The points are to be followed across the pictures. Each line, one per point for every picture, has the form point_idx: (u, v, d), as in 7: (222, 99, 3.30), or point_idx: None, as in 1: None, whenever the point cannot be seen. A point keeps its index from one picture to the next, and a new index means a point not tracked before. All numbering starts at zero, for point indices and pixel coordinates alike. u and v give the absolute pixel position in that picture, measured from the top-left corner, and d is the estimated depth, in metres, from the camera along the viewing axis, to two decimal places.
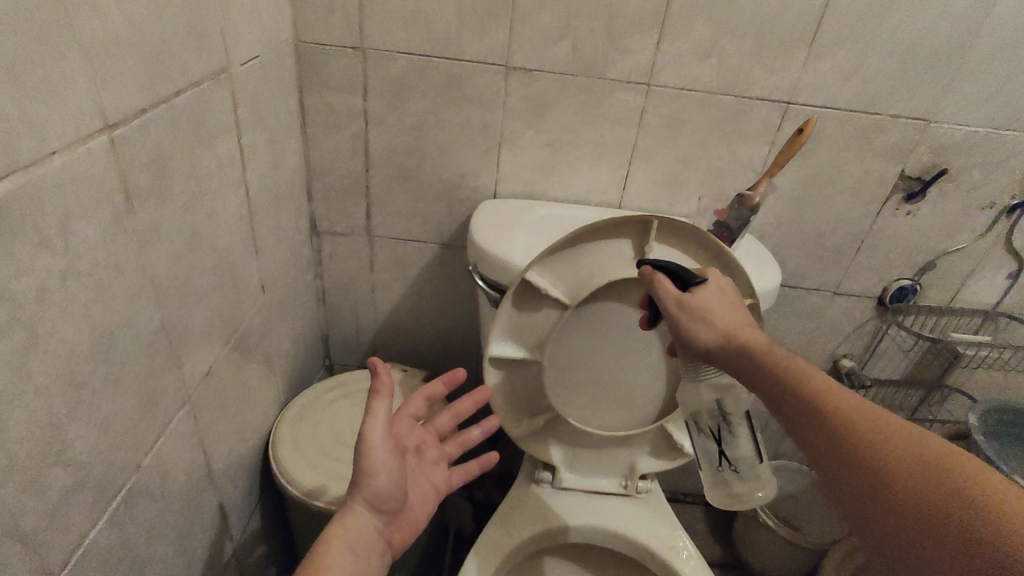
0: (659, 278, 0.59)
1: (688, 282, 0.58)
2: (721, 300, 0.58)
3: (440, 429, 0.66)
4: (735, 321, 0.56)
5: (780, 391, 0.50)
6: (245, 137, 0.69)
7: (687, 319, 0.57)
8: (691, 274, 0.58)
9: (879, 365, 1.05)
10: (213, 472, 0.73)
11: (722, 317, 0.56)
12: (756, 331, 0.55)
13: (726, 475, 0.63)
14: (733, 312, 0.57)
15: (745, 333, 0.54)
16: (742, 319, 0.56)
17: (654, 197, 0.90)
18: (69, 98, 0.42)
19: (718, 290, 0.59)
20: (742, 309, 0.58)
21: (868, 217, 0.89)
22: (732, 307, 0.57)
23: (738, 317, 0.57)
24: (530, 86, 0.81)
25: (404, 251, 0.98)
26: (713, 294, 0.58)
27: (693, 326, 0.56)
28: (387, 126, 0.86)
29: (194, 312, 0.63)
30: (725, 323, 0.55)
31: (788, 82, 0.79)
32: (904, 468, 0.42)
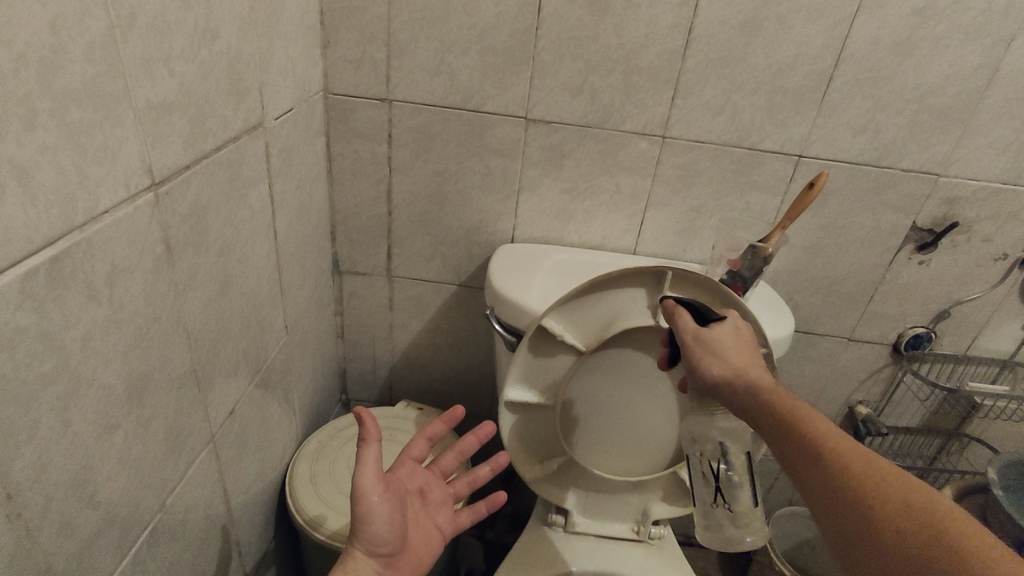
0: (678, 312, 0.62)
1: (706, 319, 0.60)
2: (735, 340, 0.60)
3: (445, 469, 0.66)
4: (745, 359, 0.58)
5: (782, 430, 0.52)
6: (275, 184, 0.73)
7: (700, 351, 0.59)
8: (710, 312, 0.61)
9: (895, 413, 1.05)
10: (231, 510, 0.74)
11: (733, 354, 0.58)
12: (763, 373, 0.57)
13: (720, 514, 0.63)
14: (744, 353, 0.59)
15: (754, 372, 0.56)
16: (753, 360, 0.58)
17: (668, 243, 0.92)
18: (123, 160, 0.45)
19: (734, 330, 0.61)
20: (754, 352, 0.60)
21: (881, 266, 0.90)
22: (744, 348, 0.59)
23: (748, 357, 0.59)
24: (548, 136, 0.84)
25: (422, 291, 1.00)
26: (729, 333, 0.60)
27: (704, 358, 0.58)
28: (410, 172, 0.89)
29: (222, 353, 0.65)
30: (736, 360, 0.57)
31: (800, 135, 0.81)
32: (894, 511, 0.44)
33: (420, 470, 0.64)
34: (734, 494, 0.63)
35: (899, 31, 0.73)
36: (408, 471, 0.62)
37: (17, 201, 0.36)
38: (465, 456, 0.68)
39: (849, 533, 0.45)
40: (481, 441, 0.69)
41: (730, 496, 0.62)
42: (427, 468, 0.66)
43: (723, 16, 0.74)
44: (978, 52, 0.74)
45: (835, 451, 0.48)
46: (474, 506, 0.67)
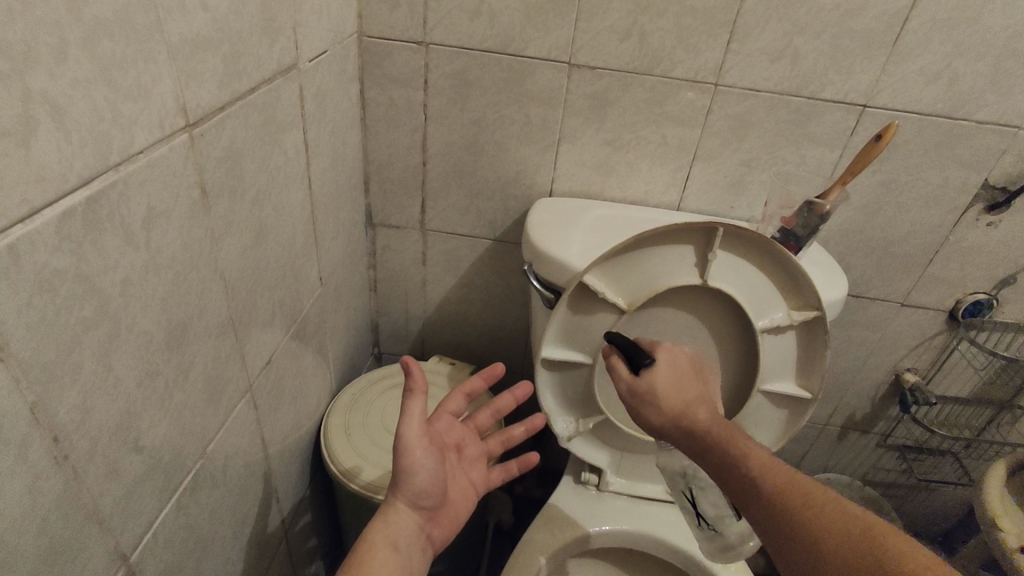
0: (614, 362, 0.64)
1: (637, 365, 0.61)
2: (675, 376, 0.62)
3: (480, 425, 0.65)
4: (684, 400, 0.61)
5: (720, 464, 0.56)
6: (310, 131, 0.70)
7: (638, 403, 0.62)
8: (639, 357, 0.61)
9: (945, 382, 1.00)
10: (269, 458, 0.75)
11: (671, 400, 0.60)
12: (702, 412, 0.59)
13: (708, 531, 0.70)
14: (683, 390, 0.61)
15: (694, 415, 0.59)
16: (694, 398, 0.61)
17: (714, 199, 0.87)
18: (157, 97, 0.43)
19: (671, 368, 0.63)
20: (696, 382, 0.63)
21: (944, 227, 0.85)
22: (683, 385, 0.62)
23: (689, 393, 0.61)
24: (592, 82, 0.80)
25: (455, 245, 0.98)
26: (666, 370, 0.62)
27: (644, 409, 0.61)
28: (446, 121, 0.86)
29: (258, 302, 0.65)
30: (674, 405, 0.60)
31: (866, 83, 0.75)
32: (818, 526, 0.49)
33: (457, 425, 0.63)
34: (710, 514, 0.68)
35: None
36: (446, 425, 0.62)
37: (49, 137, 0.34)
38: (501, 414, 0.67)
39: (783, 547, 0.50)
40: (517, 399, 0.67)
41: (707, 516, 0.69)
42: (462, 423, 0.65)
43: None
44: None
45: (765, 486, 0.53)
46: (506, 465, 0.66)
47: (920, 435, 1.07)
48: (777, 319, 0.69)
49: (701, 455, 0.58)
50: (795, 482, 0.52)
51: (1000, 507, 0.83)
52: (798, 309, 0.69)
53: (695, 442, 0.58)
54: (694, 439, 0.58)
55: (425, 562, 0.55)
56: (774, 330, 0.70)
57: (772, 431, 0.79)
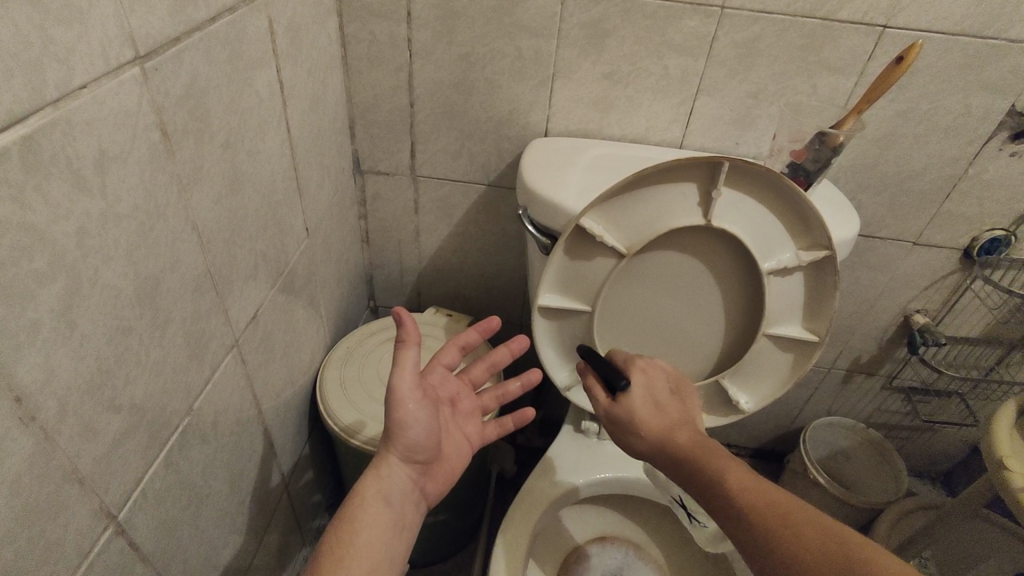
0: (595, 391, 0.66)
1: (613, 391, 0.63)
2: (649, 399, 0.63)
3: (475, 379, 0.63)
4: (661, 421, 0.61)
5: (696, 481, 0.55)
6: (284, 70, 0.65)
7: (618, 428, 0.63)
8: (615, 382, 0.63)
9: (956, 323, 0.98)
10: (264, 414, 0.73)
11: (644, 421, 0.61)
12: (678, 431, 0.59)
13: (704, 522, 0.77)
14: (659, 411, 0.62)
15: (669, 434, 0.59)
16: (669, 417, 0.61)
17: (719, 135, 0.83)
18: (96, 23, 0.38)
19: (646, 391, 0.64)
20: (673, 403, 0.63)
21: (963, 159, 0.80)
22: (660, 408, 0.62)
23: (668, 414, 0.61)
24: (588, 10, 0.74)
25: (449, 192, 0.94)
26: (642, 394, 0.63)
27: (624, 434, 0.62)
28: (433, 58, 0.80)
29: (239, 254, 0.62)
30: (652, 426, 0.60)
31: (886, 1, 0.69)
32: (801, 545, 0.46)
33: (452, 379, 0.61)
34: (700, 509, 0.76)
35: None
36: (440, 378, 0.60)
37: None
38: (498, 368, 0.65)
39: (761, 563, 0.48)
40: (513, 353, 0.65)
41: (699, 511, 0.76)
42: (457, 376, 0.63)
43: None
44: None
45: (746, 504, 0.50)
46: (501, 420, 0.64)
47: (927, 376, 1.05)
48: (784, 261, 0.66)
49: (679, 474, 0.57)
50: (776, 496, 0.50)
51: (1008, 446, 0.79)
52: (808, 249, 0.65)
53: (677, 465, 0.58)
54: (674, 462, 0.58)
55: (417, 517, 0.54)
56: (782, 271, 0.67)
57: (776, 376, 0.76)
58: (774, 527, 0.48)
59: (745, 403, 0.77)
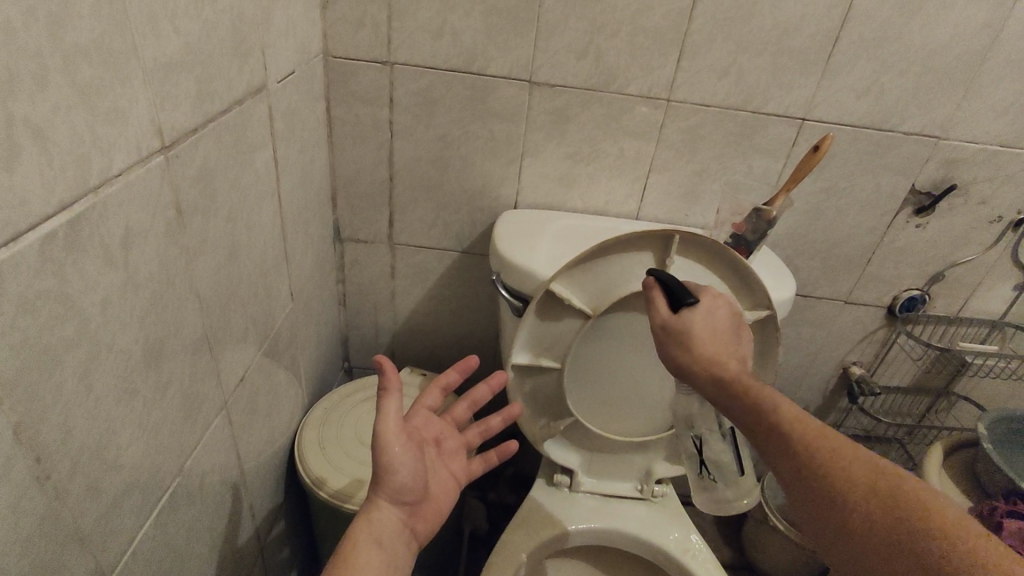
0: (653, 300, 0.62)
1: (678, 303, 0.60)
2: (710, 322, 0.59)
3: (458, 419, 0.68)
4: (718, 346, 0.57)
5: (748, 413, 0.53)
6: (279, 149, 0.71)
7: (670, 341, 0.59)
8: (683, 294, 0.60)
9: (887, 373, 1.07)
10: (244, 474, 0.75)
11: (703, 342, 0.57)
12: (731, 361, 0.56)
13: (709, 483, 0.70)
14: (717, 337, 0.59)
15: (725, 361, 0.56)
16: (725, 347, 0.58)
17: (670, 208, 0.92)
18: (133, 122, 0.44)
19: (708, 314, 0.60)
20: (729, 335, 0.60)
21: (879, 229, 0.91)
22: (718, 333, 0.59)
23: (723, 343, 0.58)
24: (552, 100, 0.84)
25: (424, 258, 1.00)
26: (704, 318, 0.59)
27: (675, 349, 0.58)
28: (412, 138, 0.88)
29: (232, 319, 0.65)
30: (708, 348, 0.57)
31: (803, 99, 0.81)
32: (857, 483, 0.46)
33: (436, 419, 0.65)
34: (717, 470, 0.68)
35: None
36: (423, 421, 0.64)
37: (33, 161, 0.35)
38: (478, 406, 0.69)
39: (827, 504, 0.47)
40: (492, 390, 0.70)
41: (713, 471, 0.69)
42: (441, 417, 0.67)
43: None
44: (985, 11, 0.73)
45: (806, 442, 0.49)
46: (486, 455, 0.68)
47: (868, 425, 1.14)
48: None
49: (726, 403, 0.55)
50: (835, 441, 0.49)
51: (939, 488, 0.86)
52: (751, 308, 0.74)
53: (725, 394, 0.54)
54: (726, 390, 0.54)
55: (409, 557, 0.57)
56: None
57: None
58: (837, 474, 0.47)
59: None
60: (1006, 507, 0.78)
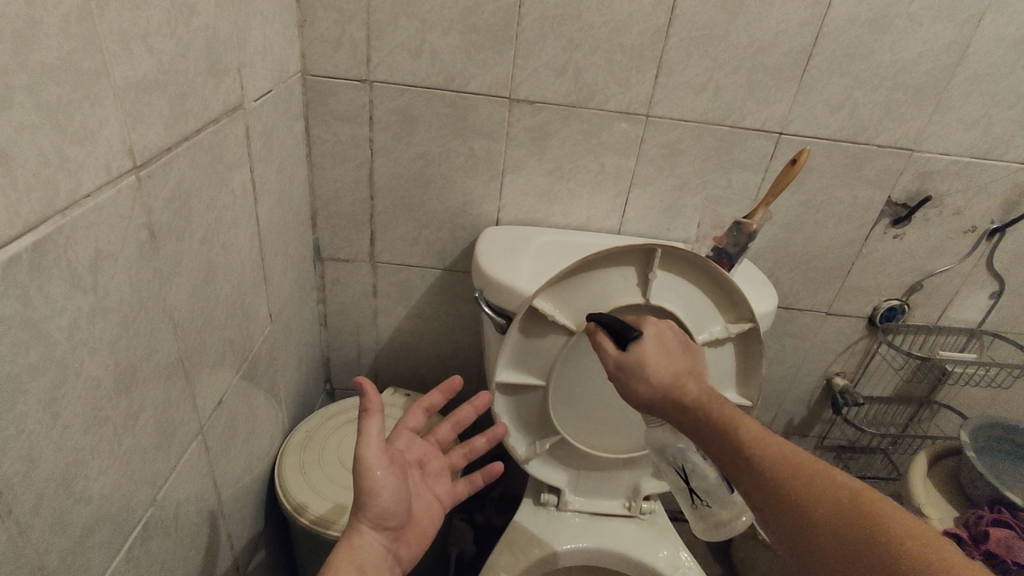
0: (601, 338, 0.63)
1: (624, 339, 0.61)
2: (661, 350, 0.61)
3: (441, 440, 0.66)
4: (673, 372, 0.59)
5: (711, 436, 0.55)
6: (256, 170, 0.70)
7: (626, 377, 0.60)
8: (627, 330, 0.61)
9: (870, 383, 1.08)
10: (222, 502, 0.72)
11: (658, 372, 0.59)
12: (691, 384, 0.58)
13: (703, 508, 0.63)
14: (672, 363, 0.60)
15: (682, 388, 0.57)
16: (682, 370, 0.59)
17: (652, 222, 0.93)
18: (102, 141, 0.43)
19: (657, 342, 0.62)
20: (684, 356, 0.61)
21: (857, 240, 0.93)
22: (670, 359, 0.60)
23: (678, 366, 0.60)
24: (531, 116, 0.84)
25: (406, 276, 0.99)
26: (653, 347, 0.61)
27: (633, 382, 0.59)
28: (392, 156, 0.88)
29: (209, 342, 0.64)
30: (663, 376, 0.58)
31: (780, 114, 0.82)
32: (815, 494, 0.47)
33: (419, 441, 0.64)
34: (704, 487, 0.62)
35: (876, 7, 0.74)
36: (406, 442, 0.62)
37: None
38: (462, 426, 0.68)
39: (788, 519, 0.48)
40: (477, 409, 0.69)
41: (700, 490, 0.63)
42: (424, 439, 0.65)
43: None
44: (953, 27, 0.75)
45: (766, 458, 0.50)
46: (471, 476, 0.67)
47: (851, 436, 1.14)
48: (716, 332, 0.73)
49: (691, 430, 0.56)
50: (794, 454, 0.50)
51: (924, 496, 0.86)
52: (735, 321, 0.74)
53: (688, 422, 0.56)
54: (688, 415, 0.56)
55: None
56: (715, 343, 0.74)
57: None
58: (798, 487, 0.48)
59: None
60: (991, 515, 0.78)
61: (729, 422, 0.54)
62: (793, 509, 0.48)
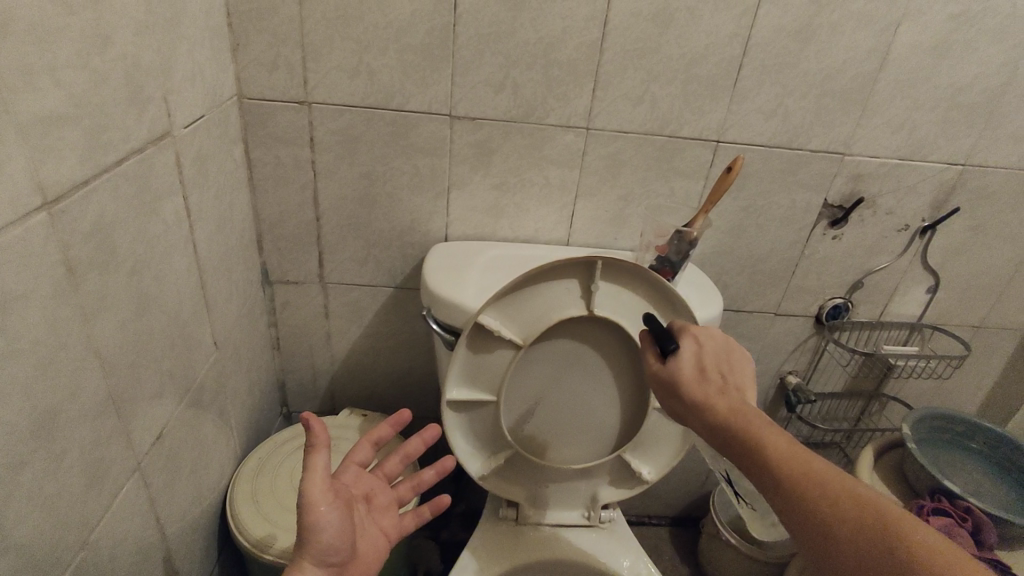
0: (644, 349, 0.63)
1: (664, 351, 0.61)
2: (697, 362, 0.59)
3: (390, 473, 0.66)
4: (702, 386, 0.57)
5: (737, 453, 0.53)
6: (190, 197, 0.69)
7: (664, 389, 0.60)
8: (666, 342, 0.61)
9: (821, 380, 1.11)
10: (169, 538, 0.70)
11: (687, 385, 0.57)
12: (717, 397, 0.55)
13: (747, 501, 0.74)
14: (706, 376, 0.57)
15: (708, 401, 0.55)
16: (714, 383, 0.57)
17: (599, 232, 0.94)
18: (7, 180, 0.42)
19: (696, 355, 0.60)
20: (721, 369, 0.58)
21: (798, 242, 0.95)
22: (704, 372, 0.58)
23: (712, 379, 0.57)
24: (473, 132, 0.84)
25: (358, 295, 0.98)
26: (689, 361, 0.59)
27: (670, 395, 0.59)
28: (336, 177, 0.87)
29: (145, 375, 0.62)
30: (691, 390, 0.57)
31: (715, 123, 0.84)
32: (838, 514, 0.45)
33: (367, 474, 0.64)
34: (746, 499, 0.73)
35: (799, 18, 0.77)
36: (353, 476, 0.62)
37: None
38: (411, 458, 0.68)
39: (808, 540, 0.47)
40: (427, 443, 0.69)
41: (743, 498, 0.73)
42: (371, 473, 0.65)
43: (636, 8, 0.76)
44: (873, 35, 0.78)
45: (790, 475, 0.48)
46: (419, 509, 0.67)
47: (806, 432, 1.17)
48: None
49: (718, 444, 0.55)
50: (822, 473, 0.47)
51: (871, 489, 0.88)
52: None
53: (715, 436, 0.55)
54: (712, 430, 0.55)
55: None
56: None
57: (671, 445, 0.83)
58: (820, 506, 0.46)
59: (647, 474, 0.84)
60: (932, 504, 0.81)
61: (754, 440, 0.51)
62: (814, 528, 0.46)
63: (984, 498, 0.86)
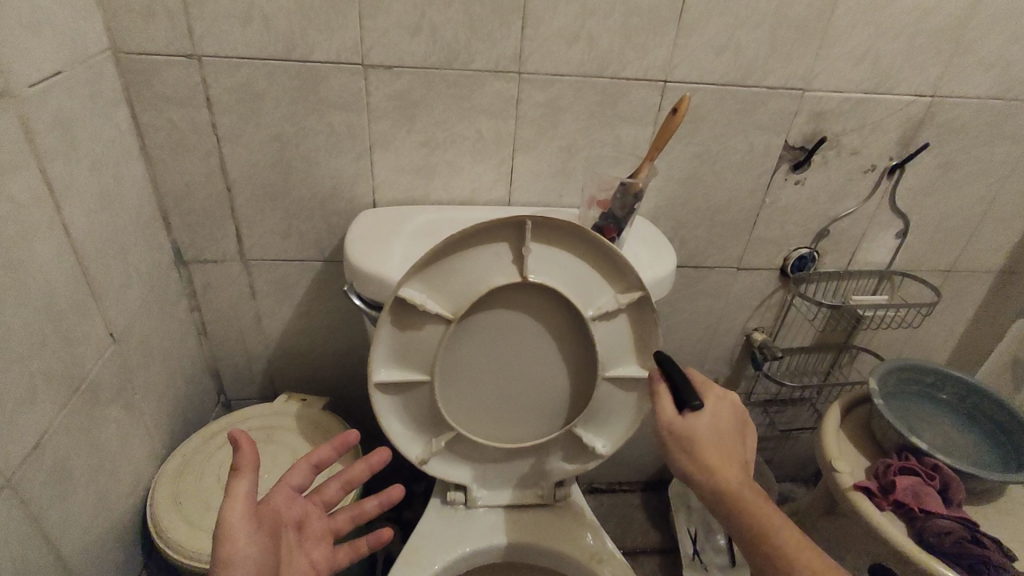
0: (660, 394, 0.57)
1: (685, 403, 0.55)
2: (717, 427, 0.54)
3: (327, 501, 0.61)
4: (722, 457, 0.53)
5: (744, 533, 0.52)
6: (52, 170, 0.60)
7: (675, 442, 0.55)
8: (690, 396, 0.55)
9: (789, 335, 1.05)
10: (68, 552, 0.63)
11: (706, 451, 0.53)
12: (734, 471, 0.53)
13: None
14: (723, 446, 0.54)
15: (726, 475, 0.52)
16: (731, 456, 0.54)
17: (542, 190, 0.86)
18: None
19: (715, 418, 0.55)
20: (737, 440, 0.55)
21: (759, 190, 0.88)
22: (722, 440, 0.54)
23: (728, 450, 0.54)
24: (391, 83, 0.75)
25: (284, 272, 0.90)
26: (710, 423, 0.54)
27: (680, 450, 0.54)
28: (243, 141, 0.78)
29: (7, 378, 0.54)
30: (709, 457, 0.53)
31: (661, 60, 0.76)
32: None
33: (300, 501, 0.59)
34: None
35: None
36: (285, 502, 0.57)
37: None
38: (353, 485, 0.63)
39: None
40: (372, 470, 0.65)
41: None
42: (307, 500, 0.61)
43: None
44: None
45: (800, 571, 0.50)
46: (355, 544, 0.63)
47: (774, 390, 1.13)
48: (605, 305, 0.68)
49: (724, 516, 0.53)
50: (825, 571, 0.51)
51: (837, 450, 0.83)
52: (624, 291, 0.68)
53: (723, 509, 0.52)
54: (725, 504, 0.52)
55: None
56: (605, 316, 0.69)
57: (625, 416, 0.77)
58: None
59: (600, 448, 0.77)
60: (898, 464, 0.77)
61: (779, 536, 0.51)
62: None
63: (957, 455, 0.81)
